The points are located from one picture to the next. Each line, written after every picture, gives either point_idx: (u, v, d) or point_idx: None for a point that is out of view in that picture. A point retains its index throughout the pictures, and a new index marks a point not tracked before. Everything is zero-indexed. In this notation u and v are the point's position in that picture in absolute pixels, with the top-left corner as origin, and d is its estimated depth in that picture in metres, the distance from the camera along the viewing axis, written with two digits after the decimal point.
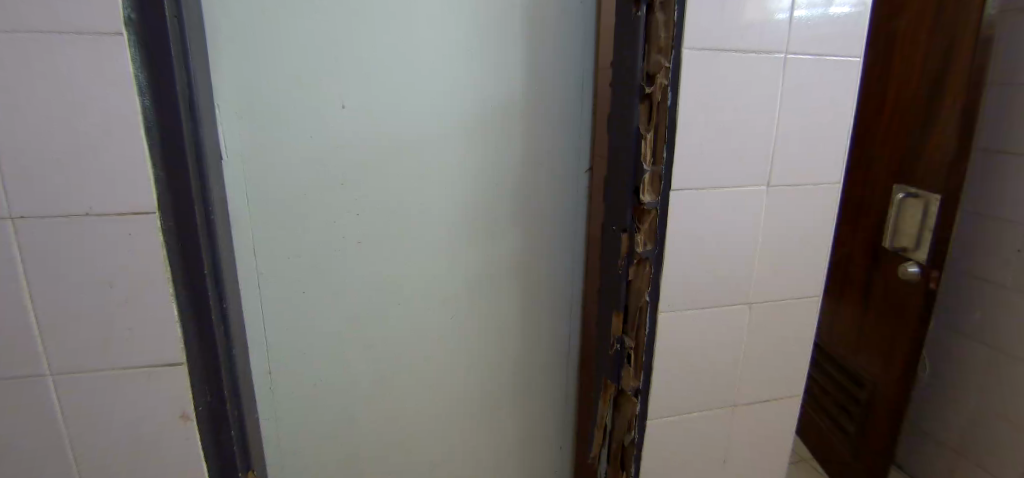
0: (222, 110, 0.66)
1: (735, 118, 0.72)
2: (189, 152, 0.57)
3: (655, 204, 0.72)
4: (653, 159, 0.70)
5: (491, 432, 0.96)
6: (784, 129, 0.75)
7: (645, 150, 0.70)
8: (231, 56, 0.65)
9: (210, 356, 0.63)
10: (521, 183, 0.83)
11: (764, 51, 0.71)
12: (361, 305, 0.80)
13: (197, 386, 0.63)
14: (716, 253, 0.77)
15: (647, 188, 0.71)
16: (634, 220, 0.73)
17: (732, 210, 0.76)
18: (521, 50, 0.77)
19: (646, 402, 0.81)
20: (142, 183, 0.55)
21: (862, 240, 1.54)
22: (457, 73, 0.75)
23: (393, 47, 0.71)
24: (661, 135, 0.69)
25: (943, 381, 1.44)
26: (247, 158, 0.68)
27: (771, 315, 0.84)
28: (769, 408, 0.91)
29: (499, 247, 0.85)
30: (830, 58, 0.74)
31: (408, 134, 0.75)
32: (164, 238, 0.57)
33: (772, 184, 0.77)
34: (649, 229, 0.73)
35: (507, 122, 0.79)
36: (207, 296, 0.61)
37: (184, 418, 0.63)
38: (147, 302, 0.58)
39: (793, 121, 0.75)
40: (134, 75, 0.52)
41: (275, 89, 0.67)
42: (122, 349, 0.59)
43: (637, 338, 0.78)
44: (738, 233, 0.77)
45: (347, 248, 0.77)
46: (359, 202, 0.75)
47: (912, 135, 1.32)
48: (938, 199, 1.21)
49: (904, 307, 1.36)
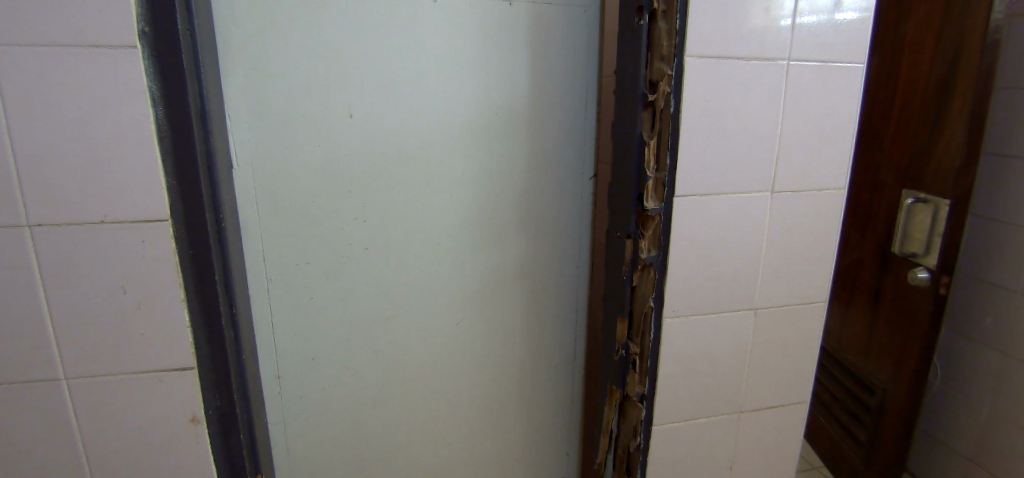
0: (233, 121, 0.67)
1: (737, 124, 0.72)
2: (201, 160, 0.58)
3: (659, 211, 0.72)
4: (656, 166, 0.71)
5: (498, 438, 0.96)
6: (788, 134, 0.75)
7: (649, 157, 0.71)
8: (241, 67, 0.66)
9: (220, 361, 0.64)
10: (526, 190, 0.84)
11: (766, 58, 0.71)
12: (369, 311, 0.81)
13: (208, 390, 0.64)
14: (720, 259, 0.77)
15: (650, 194, 0.72)
16: (639, 225, 0.74)
17: (735, 216, 0.76)
18: (525, 60, 0.78)
19: (651, 408, 0.81)
20: (156, 191, 0.56)
21: (873, 246, 1.52)
22: (462, 81, 0.76)
23: (399, 58, 0.72)
24: (664, 142, 0.70)
25: (956, 388, 1.42)
26: (258, 166, 0.70)
27: (776, 321, 0.84)
28: (775, 414, 0.90)
29: (504, 253, 0.86)
30: (833, 63, 0.74)
31: (414, 141, 0.76)
32: (176, 245, 0.58)
33: (775, 190, 0.77)
34: (653, 235, 0.73)
35: (513, 130, 0.80)
36: (217, 303, 0.62)
37: (194, 421, 0.64)
38: (160, 307, 0.60)
39: (795, 127, 0.75)
40: (147, 86, 0.54)
41: (283, 99, 0.69)
42: (133, 354, 0.60)
43: (642, 344, 0.78)
44: (742, 238, 0.77)
45: (354, 255, 0.78)
46: (366, 210, 0.76)
47: (921, 138, 1.30)
48: (948, 204, 1.20)
49: (915, 313, 1.34)
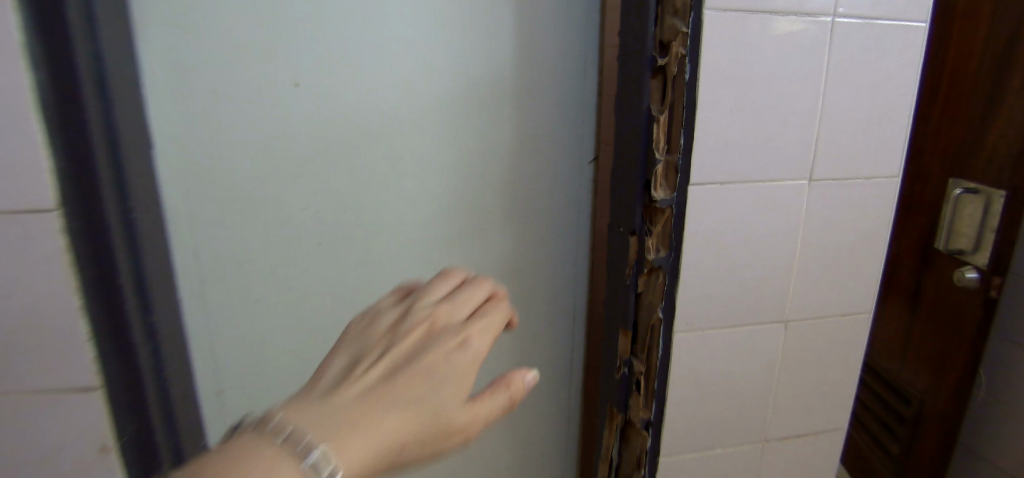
0: (154, 90, 0.57)
1: (769, 98, 0.59)
2: (97, 138, 0.47)
3: (670, 202, 0.59)
4: (667, 146, 0.58)
5: (481, 458, 0.85)
6: (829, 111, 0.62)
7: (658, 135, 0.57)
8: (160, 26, 0.55)
9: (133, 377, 0.54)
10: (513, 178, 0.71)
11: (806, 14, 0.57)
12: (325, 317, 0.70)
13: (120, 414, 0.54)
14: (745, 262, 0.64)
15: (660, 182, 0.58)
16: (645, 220, 0.60)
17: (765, 211, 0.63)
18: (512, 21, 0.65)
19: (658, 437, 0.69)
20: (35, 176, 0.44)
21: (913, 241, 1.36)
22: (433, 45, 0.63)
23: (356, 15, 0.60)
24: (677, 117, 0.56)
25: (1003, 403, 1.27)
26: (184, 145, 0.59)
27: (810, 336, 0.71)
28: (805, 443, 0.77)
29: (486, 250, 0.74)
30: (886, 22, 0.61)
31: (375, 118, 0.64)
32: (69, 240, 0.47)
33: (813, 179, 0.64)
34: (662, 232, 0.60)
35: (497, 106, 0.68)
36: (126, 309, 0.51)
37: (104, 451, 0.53)
38: (52, 319, 0.48)
39: (838, 101, 0.62)
40: (22, 41, 0.41)
41: (211, 65, 0.57)
42: (23, 372, 0.50)
43: (648, 362, 0.65)
44: (773, 238, 0.64)
45: (306, 252, 0.67)
46: (318, 198, 0.65)
47: (974, 118, 1.13)
48: (1002, 195, 1.03)
49: (961, 318, 1.18)
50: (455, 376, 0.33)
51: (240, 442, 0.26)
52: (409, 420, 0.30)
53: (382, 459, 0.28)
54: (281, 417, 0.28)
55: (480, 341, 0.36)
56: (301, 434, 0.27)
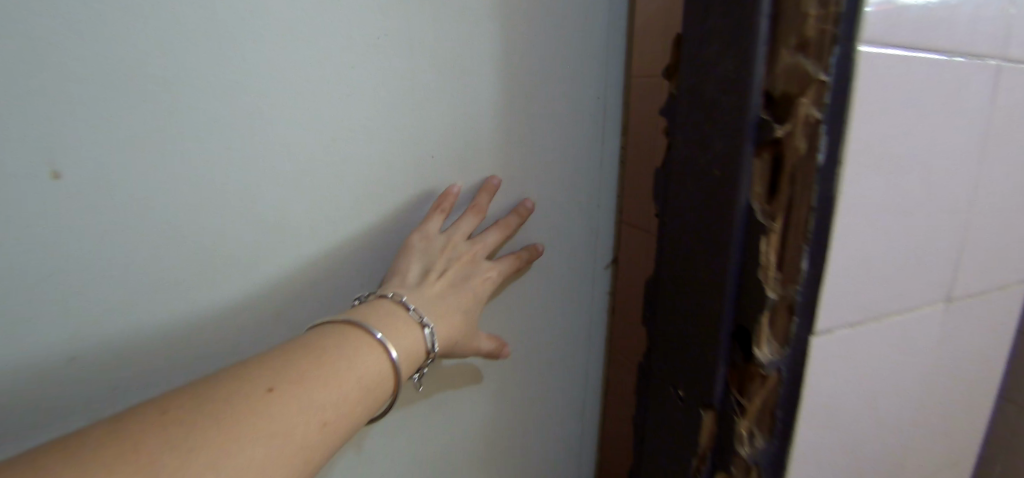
0: None
1: (923, 183, 0.36)
2: None
3: (780, 365, 0.35)
4: (781, 274, 0.34)
5: None
6: (984, 197, 0.41)
7: (769, 255, 0.33)
8: None
9: None
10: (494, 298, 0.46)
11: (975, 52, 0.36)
12: None
13: None
14: (865, 427, 0.43)
15: (767, 334, 0.34)
16: (733, 388, 0.36)
17: (898, 352, 0.41)
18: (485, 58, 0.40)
19: None
20: None
21: None
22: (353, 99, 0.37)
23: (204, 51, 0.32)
24: (799, 226, 0.33)
25: None
26: None
27: None
28: None
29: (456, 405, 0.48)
30: None
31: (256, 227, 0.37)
32: None
33: (954, 296, 0.43)
34: (763, 408, 0.36)
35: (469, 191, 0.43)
36: None
37: None
38: None
39: (993, 182, 0.41)
40: None
41: None
42: None
43: None
44: (901, 385, 0.43)
45: None
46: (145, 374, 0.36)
47: None
48: None
49: None
50: (479, 304, 0.41)
51: (362, 311, 0.35)
52: (477, 289, 0.41)
53: (340, 415, 0.30)
54: (391, 290, 0.37)
55: (498, 269, 0.42)
56: (414, 307, 0.36)
